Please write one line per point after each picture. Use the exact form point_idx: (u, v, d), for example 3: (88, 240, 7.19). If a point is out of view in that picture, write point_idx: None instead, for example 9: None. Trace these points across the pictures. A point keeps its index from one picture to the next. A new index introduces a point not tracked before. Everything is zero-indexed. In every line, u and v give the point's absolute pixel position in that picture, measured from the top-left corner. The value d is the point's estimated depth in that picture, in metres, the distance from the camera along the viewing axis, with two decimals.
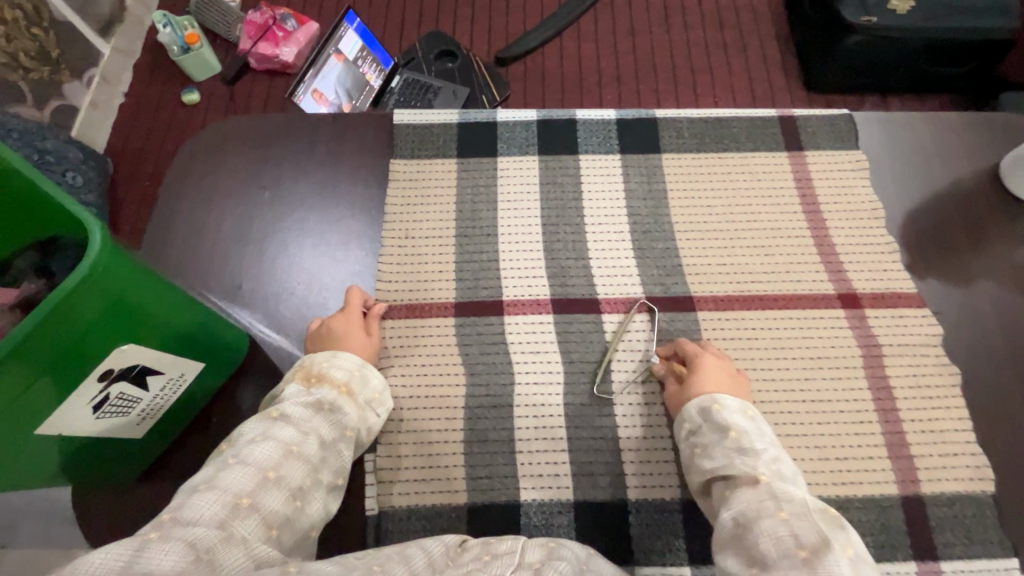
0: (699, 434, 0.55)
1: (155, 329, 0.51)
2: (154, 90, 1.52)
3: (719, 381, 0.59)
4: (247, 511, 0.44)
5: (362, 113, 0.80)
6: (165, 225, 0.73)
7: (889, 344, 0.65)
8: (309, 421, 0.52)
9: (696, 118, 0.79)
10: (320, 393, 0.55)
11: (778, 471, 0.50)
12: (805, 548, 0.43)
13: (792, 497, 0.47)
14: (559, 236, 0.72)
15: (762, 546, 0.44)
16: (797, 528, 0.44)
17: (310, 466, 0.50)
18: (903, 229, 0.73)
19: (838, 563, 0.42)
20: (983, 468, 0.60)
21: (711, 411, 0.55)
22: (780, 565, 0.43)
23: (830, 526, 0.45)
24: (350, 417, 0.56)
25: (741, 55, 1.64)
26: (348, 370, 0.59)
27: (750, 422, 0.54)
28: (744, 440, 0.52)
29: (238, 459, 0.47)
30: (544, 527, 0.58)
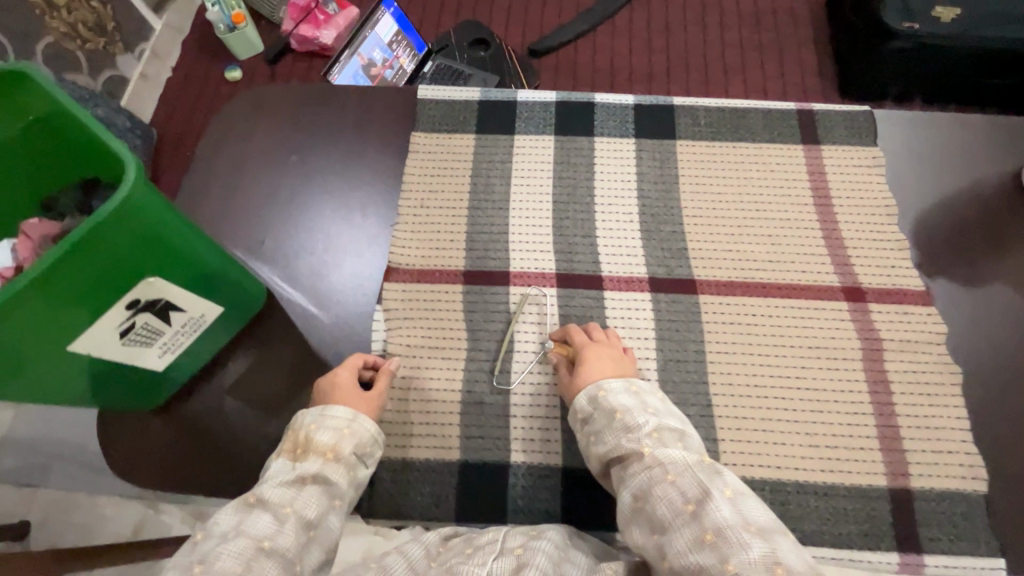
0: (588, 419, 0.57)
1: (181, 267, 0.54)
2: (201, 67, 1.59)
3: (603, 365, 0.60)
4: None
5: (388, 88, 0.84)
6: (198, 183, 0.78)
7: (891, 339, 0.65)
8: (290, 502, 0.51)
9: (714, 107, 0.80)
10: (304, 467, 0.54)
11: (662, 437, 0.52)
12: (691, 503, 0.47)
13: (672, 457, 0.50)
14: (568, 214, 0.74)
15: (657, 509, 0.48)
16: (681, 487, 0.48)
17: (285, 560, 0.47)
18: (917, 228, 0.72)
19: (720, 508, 0.46)
20: (976, 467, 0.59)
21: (596, 400, 0.57)
22: (674, 526, 0.47)
23: (708, 475, 0.49)
24: (341, 484, 0.54)
25: (776, 59, 1.63)
26: (335, 429, 0.57)
27: (632, 399, 0.56)
28: (627, 418, 0.54)
29: (203, 567, 0.44)
30: (532, 489, 0.60)
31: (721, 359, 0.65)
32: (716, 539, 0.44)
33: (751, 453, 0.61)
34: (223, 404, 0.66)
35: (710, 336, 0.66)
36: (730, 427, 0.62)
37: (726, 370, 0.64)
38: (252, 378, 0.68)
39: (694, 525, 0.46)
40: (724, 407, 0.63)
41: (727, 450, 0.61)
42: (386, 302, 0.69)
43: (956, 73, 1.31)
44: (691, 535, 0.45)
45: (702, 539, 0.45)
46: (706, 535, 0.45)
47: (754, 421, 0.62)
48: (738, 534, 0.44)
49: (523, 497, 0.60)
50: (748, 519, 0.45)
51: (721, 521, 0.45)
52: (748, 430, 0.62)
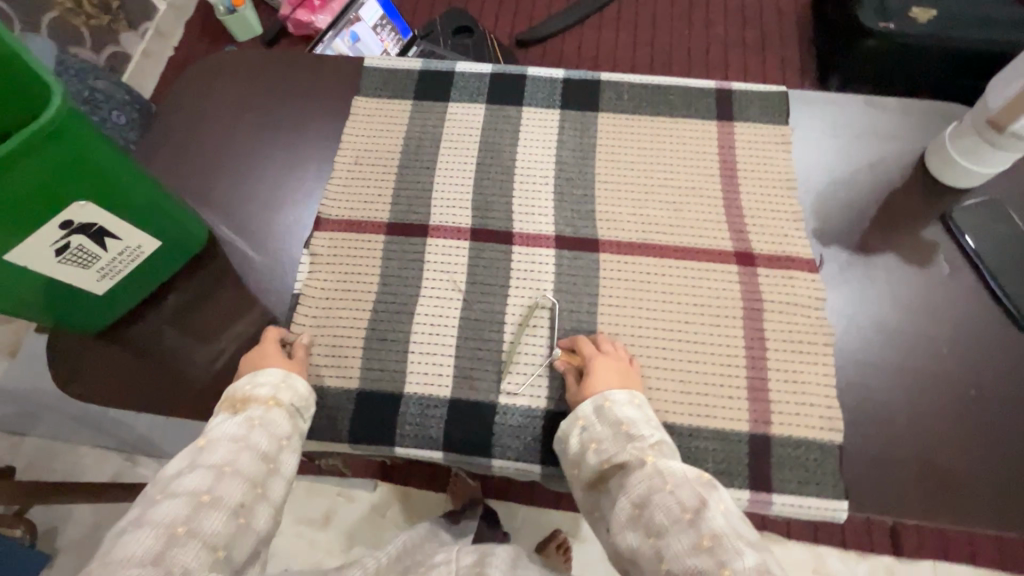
0: (591, 426, 0.59)
1: (112, 194, 0.60)
2: (201, 48, 1.68)
3: (610, 376, 0.62)
4: (184, 538, 0.49)
5: (337, 58, 0.90)
6: (156, 137, 0.85)
7: (772, 300, 0.70)
8: (241, 441, 0.56)
9: (638, 83, 0.84)
10: (247, 414, 0.59)
11: (663, 450, 0.56)
12: (689, 510, 0.50)
13: (672, 469, 0.53)
14: (489, 175, 0.79)
15: (656, 516, 0.51)
16: (680, 496, 0.51)
17: (247, 481, 0.54)
18: (817, 200, 0.76)
19: (714, 517, 0.49)
20: (834, 420, 0.64)
21: (604, 409, 0.60)
22: (672, 531, 0.50)
23: (705, 488, 0.52)
24: (284, 426, 0.59)
25: (757, 57, 1.66)
26: (271, 385, 0.61)
27: (637, 411, 0.59)
28: (632, 430, 0.57)
29: (166, 494, 0.52)
30: (419, 417, 0.66)
31: (612, 310, 0.70)
32: (712, 544, 0.48)
33: None
34: (159, 332, 0.73)
35: (605, 291, 0.71)
36: None
37: (615, 321, 0.69)
38: (184, 311, 0.74)
39: (692, 531, 0.49)
40: None
41: None
42: (313, 247, 0.75)
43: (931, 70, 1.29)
44: (689, 539, 0.49)
45: (699, 545, 0.48)
46: (702, 540, 0.48)
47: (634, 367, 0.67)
48: (733, 543, 0.47)
49: (412, 423, 0.66)
50: (739, 532, 0.49)
51: (718, 530, 0.48)
52: None
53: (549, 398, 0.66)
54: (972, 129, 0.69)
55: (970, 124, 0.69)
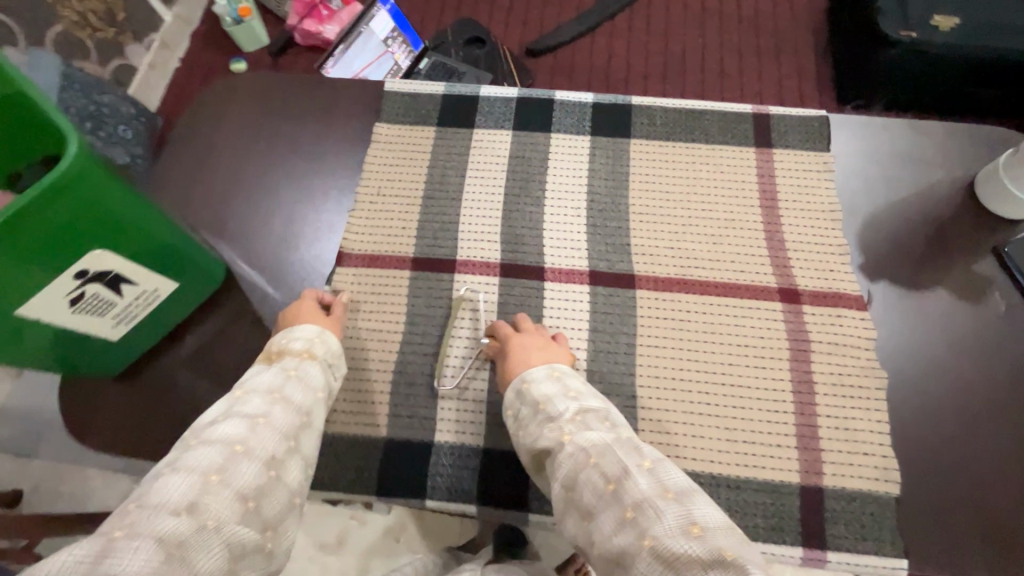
0: (517, 413, 0.56)
1: (130, 241, 0.57)
2: (206, 59, 1.60)
3: (529, 355, 0.60)
4: (218, 487, 0.44)
5: (357, 81, 0.86)
6: (170, 166, 0.81)
7: (819, 340, 0.66)
8: (276, 393, 0.54)
9: (672, 107, 0.81)
10: (283, 364, 0.58)
11: (583, 419, 0.51)
12: (612, 481, 0.44)
13: (592, 439, 0.47)
14: (517, 206, 0.76)
15: (584, 496, 0.45)
16: (602, 466, 0.45)
17: (280, 434, 0.51)
18: (861, 231, 0.73)
19: (639, 481, 0.43)
20: (890, 470, 0.60)
21: (522, 391, 0.56)
22: (599, 512, 0.43)
23: (627, 451, 0.46)
24: (318, 381, 0.59)
25: (777, 67, 1.59)
26: (307, 339, 0.62)
27: (553, 386, 0.55)
28: (549, 407, 0.53)
29: (201, 440, 0.48)
30: (451, 467, 0.63)
31: (650, 352, 0.67)
32: (636, 515, 0.41)
33: (667, 442, 0.63)
34: (173, 375, 0.70)
35: (643, 331, 0.68)
36: (651, 416, 0.64)
37: (654, 363, 0.66)
38: (200, 352, 0.70)
39: (614, 505, 0.42)
40: (647, 398, 0.65)
41: (646, 440, 0.63)
42: (335, 284, 0.72)
43: (949, 80, 1.25)
44: (613, 517, 0.42)
45: (623, 519, 0.41)
46: (626, 513, 0.41)
47: (675, 413, 0.64)
48: (656, 505, 0.41)
49: (443, 474, 0.63)
50: (666, 487, 0.42)
51: (640, 495, 0.42)
52: (667, 421, 0.64)
53: None
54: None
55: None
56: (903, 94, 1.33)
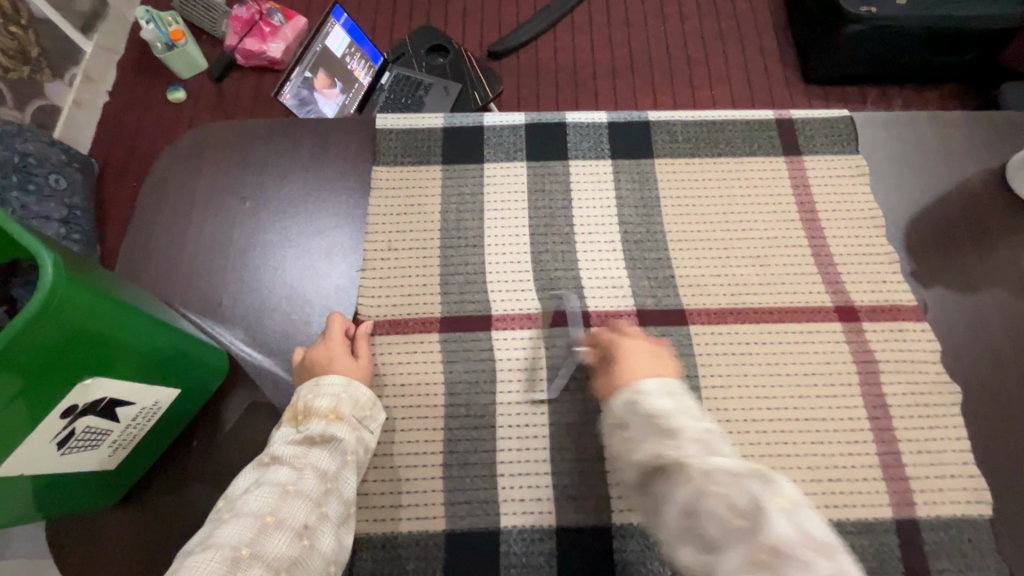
0: (624, 426, 0.46)
1: (123, 359, 0.48)
2: (140, 91, 1.38)
3: (643, 361, 0.52)
4: (248, 562, 0.42)
5: (343, 120, 0.77)
6: (143, 242, 0.71)
7: (886, 360, 0.64)
8: (303, 458, 0.51)
9: (691, 121, 0.76)
10: (309, 429, 0.53)
11: (709, 441, 0.42)
12: (741, 516, 0.38)
13: (718, 465, 0.39)
14: (547, 247, 0.69)
15: (707, 527, 0.39)
16: (726, 494, 0.38)
17: (312, 501, 0.48)
18: (905, 235, 0.70)
19: (778, 522, 0.36)
20: (980, 491, 0.58)
21: (630, 401, 0.46)
22: (726, 548, 0.38)
23: (760, 483, 0.38)
24: (349, 440, 0.54)
25: (755, 44, 1.46)
26: (334, 395, 0.56)
27: (671, 401, 0.45)
28: (665, 424, 0.44)
29: (233, 513, 0.46)
30: (525, 556, 0.57)
31: (716, 395, 0.62)
32: (773, 560, 0.36)
33: None
34: (185, 490, 0.60)
35: (704, 371, 0.63)
36: None
37: (723, 406, 0.62)
38: (215, 459, 0.61)
39: (746, 543, 0.37)
40: None
41: None
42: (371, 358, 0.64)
43: (915, 52, 1.23)
44: (742, 557, 0.37)
45: (757, 562, 0.36)
46: (761, 555, 0.36)
47: (755, 459, 0.59)
48: (801, 556, 0.35)
49: (516, 565, 0.56)
50: (808, 533, 0.36)
51: (781, 542, 0.36)
52: None
53: None
54: None
55: None
56: (874, 71, 1.31)
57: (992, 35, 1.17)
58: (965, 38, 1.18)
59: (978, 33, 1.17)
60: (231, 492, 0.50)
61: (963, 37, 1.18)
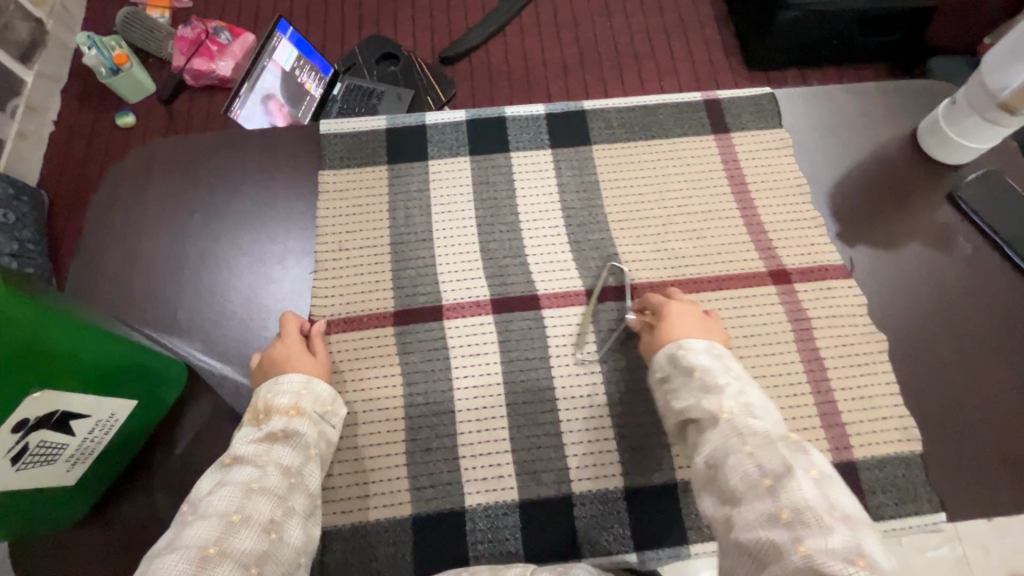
0: (669, 378, 0.55)
1: (75, 371, 0.49)
2: (87, 117, 1.36)
3: (691, 326, 0.59)
4: (217, 560, 0.43)
5: (288, 128, 0.78)
6: (93, 262, 0.71)
7: (818, 316, 0.68)
8: (265, 456, 0.52)
9: (625, 107, 0.79)
10: (271, 425, 0.54)
11: (746, 402, 0.49)
12: (769, 476, 0.40)
13: (756, 429, 0.45)
14: (494, 236, 0.72)
15: (730, 481, 0.42)
16: (760, 459, 0.42)
17: (276, 497, 0.50)
18: (830, 200, 0.74)
19: (801, 486, 0.39)
20: (910, 429, 0.62)
21: (675, 355, 0.55)
22: (746, 499, 0.40)
23: (793, 451, 0.42)
24: (310, 435, 0.56)
25: (696, 35, 1.51)
26: (293, 392, 0.57)
27: (713, 360, 0.54)
28: (708, 378, 0.52)
29: (198, 515, 0.47)
30: (491, 532, 0.59)
31: None
32: (791, 517, 0.38)
33: None
34: (152, 502, 0.60)
35: None
36: None
37: None
38: (181, 469, 0.62)
39: (768, 500, 0.39)
40: None
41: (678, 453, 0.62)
42: None
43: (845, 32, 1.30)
44: (762, 509, 0.39)
45: (776, 517, 0.38)
46: (781, 512, 0.38)
47: None
48: (820, 517, 0.37)
49: (484, 540, 0.59)
50: (832, 504, 0.38)
51: (801, 499, 0.38)
52: None
53: (625, 474, 0.61)
54: (970, 104, 0.68)
55: (967, 103, 0.68)
56: (809, 53, 1.37)
57: (913, 13, 1.24)
58: (889, 17, 1.25)
59: (900, 12, 1.24)
60: (194, 494, 0.50)
61: (886, 16, 1.25)
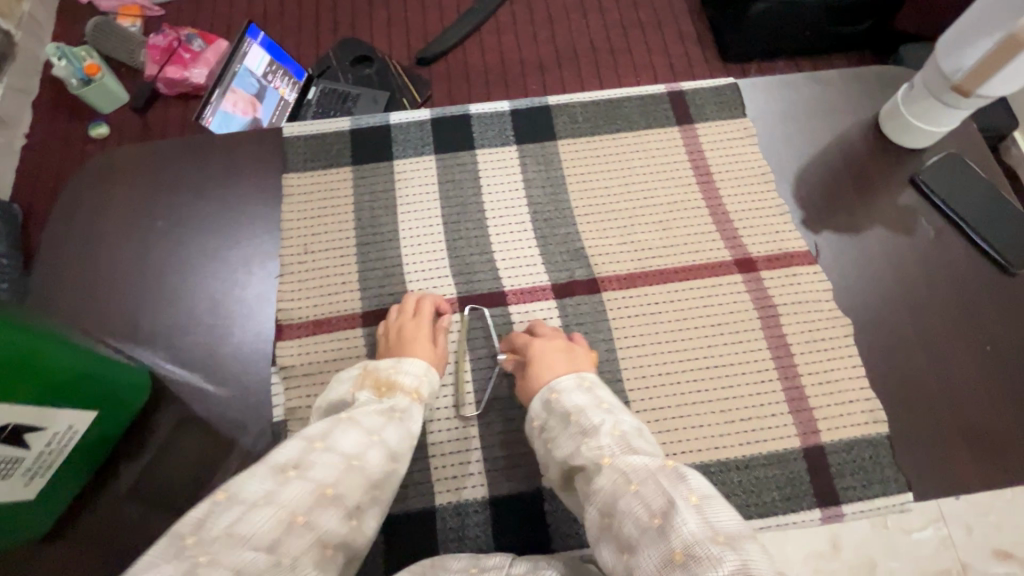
0: (546, 425, 0.54)
1: (32, 381, 0.49)
2: (58, 128, 1.35)
3: (557, 361, 0.59)
4: (301, 530, 0.41)
5: (252, 132, 0.77)
6: (56, 273, 0.70)
7: (784, 302, 0.68)
8: (378, 431, 0.52)
9: (589, 101, 0.79)
10: (392, 401, 0.55)
11: (622, 433, 0.48)
12: (656, 515, 0.39)
13: (634, 464, 0.43)
14: (461, 233, 0.72)
15: (624, 528, 0.40)
16: (645, 497, 0.41)
17: (370, 481, 0.48)
18: (794, 187, 0.75)
19: (685, 518, 0.38)
20: (876, 412, 0.63)
21: (551, 402, 0.54)
22: (641, 546, 0.38)
23: (670, 479, 0.41)
24: (419, 426, 0.55)
25: (671, 28, 1.51)
26: (416, 375, 0.59)
27: (586, 397, 0.53)
28: (583, 420, 0.51)
29: (299, 472, 0.45)
30: (462, 530, 0.59)
31: (632, 354, 0.65)
32: (683, 559, 0.36)
33: (670, 441, 0.62)
34: (119, 513, 0.59)
35: (621, 333, 0.66)
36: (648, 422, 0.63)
37: (639, 364, 0.65)
38: (149, 478, 0.61)
39: (659, 543, 0.38)
40: (642, 400, 0.63)
41: None
42: (281, 359, 0.65)
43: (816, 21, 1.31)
44: (657, 555, 0.37)
45: (668, 560, 0.36)
46: (672, 554, 0.37)
47: (670, 409, 0.63)
48: (708, 550, 0.36)
49: (455, 539, 0.59)
50: (714, 528, 0.37)
51: (688, 536, 0.37)
52: (668, 420, 0.63)
53: None
54: (927, 89, 0.68)
55: (924, 88, 0.69)
56: (781, 44, 1.38)
57: None
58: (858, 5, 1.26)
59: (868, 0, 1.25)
60: (303, 433, 0.50)
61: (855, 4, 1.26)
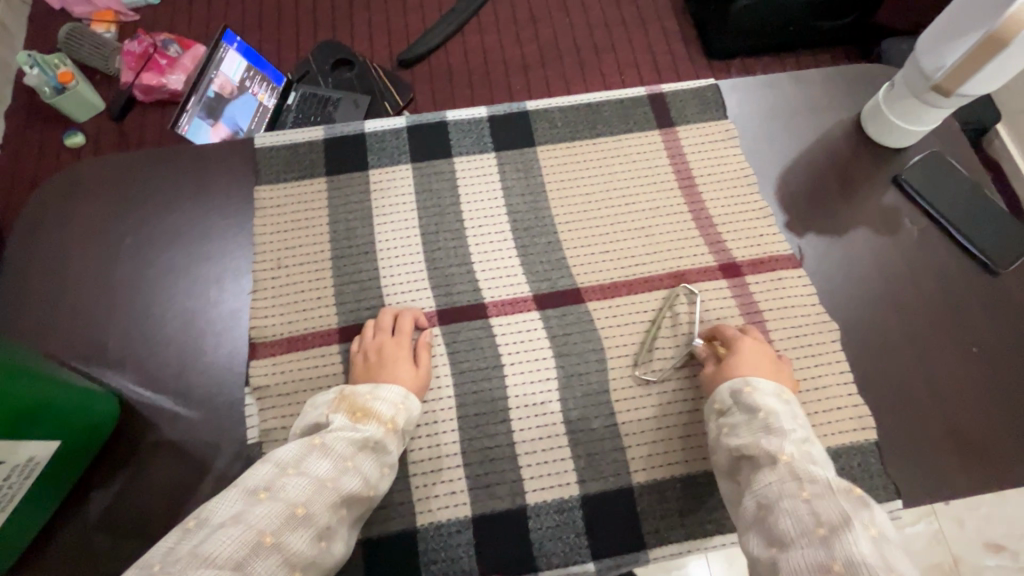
0: (728, 412, 0.55)
1: None
2: (30, 139, 1.31)
3: (760, 364, 0.59)
4: (268, 550, 0.42)
5: (223, 143, 0.75)
6: (19, 294, 0.67)
7: (769, 307, 0.67)
8: (349, 458, 0.50)
9: (568, 106, 0.78)
10: (366, 430, 0.53)
11: (808, 451, 0.49)
12: (824, 526, 0.41)
13: (815, 473, 0.45)
14: (439, 244, 0.70)
15: (781, 524, 0.43)
16: (818, 508, 0.42)
17: (337, 501, 0.48)
18: (777, 189, 0.74)
19: (859, 540, 0.39)
20: (864, 418, 0.62)
21: (744, 391, 0.55)
22: (796, 545, 0.41)
23: (854, 504, 0.42)
24: (394, 453, 0.54)
25: (655, 25, 1.49)
26: (391, 402, 0.57)
27: (782, 405, 0.53)
28: (772, 420, 0.51)
29: (268, 494, 0.46)
30: (445, 550, 0.57)
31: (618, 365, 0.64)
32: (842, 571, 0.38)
33: (655, 454, 0.61)
34: (88, 542, 0.57)
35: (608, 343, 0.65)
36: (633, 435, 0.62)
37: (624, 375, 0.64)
38: (118, 506, 0.59)
39: (822, 551, 0.39)
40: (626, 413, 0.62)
41: (634, 457, 0.61)
42: (256, 379, 0.63)
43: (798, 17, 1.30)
44: (814, 559, 0.39)
45: (825, 567, 0.38)
46: (832, 564, 0.38)
47: (655, 421, 0.62)
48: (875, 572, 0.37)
49: (437, 560, 0.57)
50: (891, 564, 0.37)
51: (855, 553, 0.38)
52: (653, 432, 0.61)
53: (580, 481, 0.60)
54: (908, 90, 0.68)
55: (905, 89, 0.68)
56: (765, 41, 1.37)
57: None
58: None
59: None
60: (274, 454, 0.50)
61: None
